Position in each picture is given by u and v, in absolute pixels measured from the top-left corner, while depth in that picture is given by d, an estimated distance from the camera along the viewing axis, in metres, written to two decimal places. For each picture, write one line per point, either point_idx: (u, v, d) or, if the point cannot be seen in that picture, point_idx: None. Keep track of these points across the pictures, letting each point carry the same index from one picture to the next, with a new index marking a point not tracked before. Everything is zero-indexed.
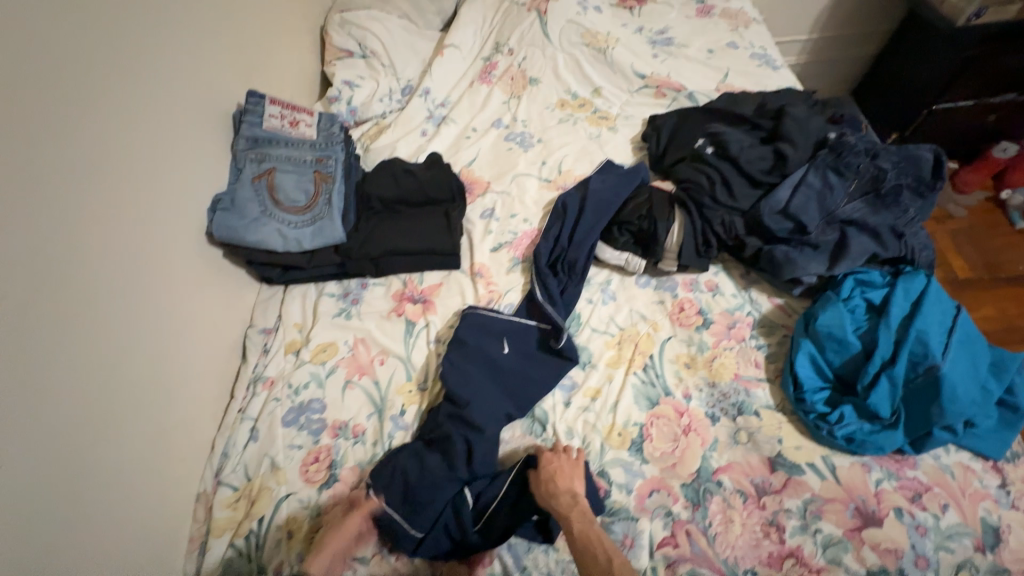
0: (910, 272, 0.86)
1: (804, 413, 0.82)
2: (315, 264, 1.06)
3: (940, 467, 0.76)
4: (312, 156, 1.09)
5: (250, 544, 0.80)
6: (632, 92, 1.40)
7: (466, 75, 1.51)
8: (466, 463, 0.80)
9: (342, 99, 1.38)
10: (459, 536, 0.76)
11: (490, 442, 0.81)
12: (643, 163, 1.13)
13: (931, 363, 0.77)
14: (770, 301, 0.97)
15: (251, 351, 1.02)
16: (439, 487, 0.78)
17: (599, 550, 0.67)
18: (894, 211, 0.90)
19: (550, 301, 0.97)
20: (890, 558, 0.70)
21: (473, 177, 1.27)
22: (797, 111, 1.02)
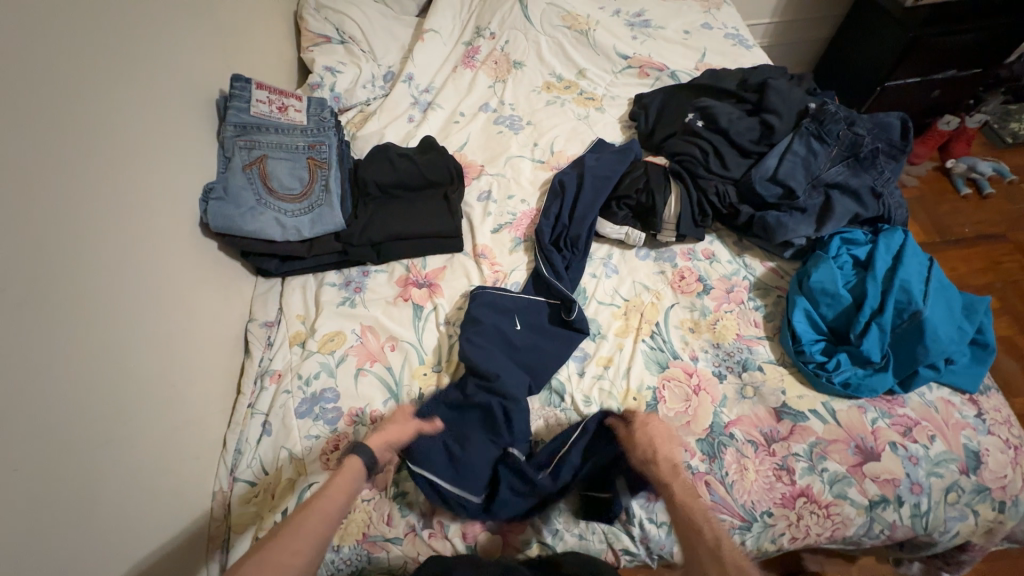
0: (888, 229, 0.94)
1: (804, 363, 0.88)
2: (315, 253, 1.03)
3: (926, 403, 0.83)
4: (304, 142, 1.06)
5: None
6: (616, 73, 1.43)
7: (448, 60, 1.50)
8: (507, 429, 0.82)
9: (325, 86, 1.34)
10: (527, 490, 0.78)
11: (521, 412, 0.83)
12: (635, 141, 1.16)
13: (915, 309, 0.84)
14: (763, 265, 1.02)
15: (255, 345, 0.99)
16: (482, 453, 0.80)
17: (704, 528, 0.69)
18: (871, 173, 0.97)
19: (556, 277, 1.00)
20: (889, 488, 0.77)
21: (466, 161, 1.26)
22: (779, 83, 1.09)
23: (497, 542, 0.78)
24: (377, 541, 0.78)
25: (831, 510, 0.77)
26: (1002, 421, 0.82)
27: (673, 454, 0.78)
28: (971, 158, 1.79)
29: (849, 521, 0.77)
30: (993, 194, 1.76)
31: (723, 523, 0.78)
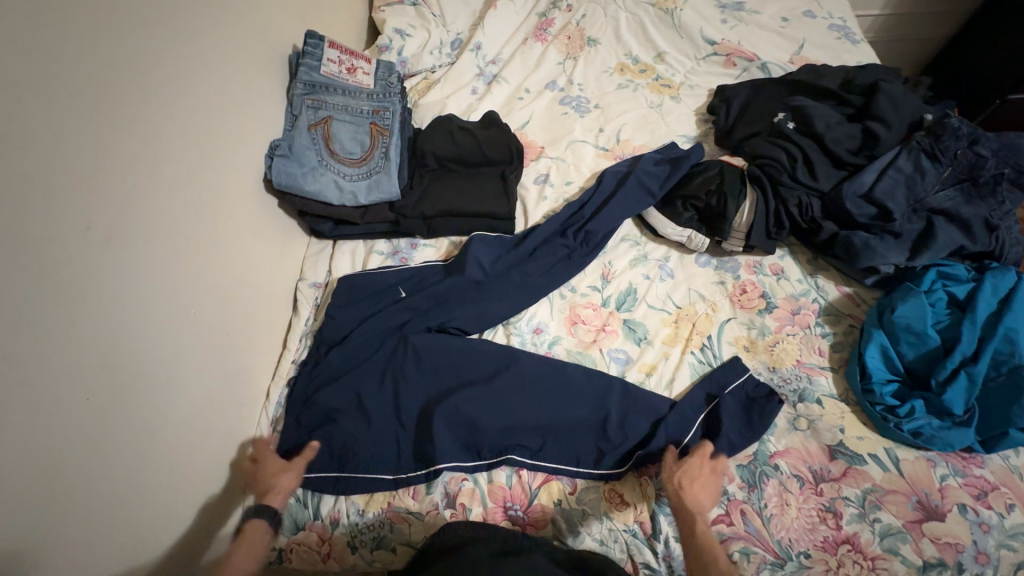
0: (998, 268, 0.83)
1: (870, 404, 0.80)
2: (368, 220, 1.04)
3: (1009, 468, 0.75)
4: (368, 106, 1.05)
5: (307, 492, 0.83)
6: (699, 59, 1.31)
7: (519, 30, 1.43)
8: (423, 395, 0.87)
9: (393, 49, 1.31)
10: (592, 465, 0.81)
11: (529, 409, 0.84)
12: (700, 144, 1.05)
13: (1016, 364, 0.75)
14: (838, 289, 0.93)
15: (303, 305, 1.01)
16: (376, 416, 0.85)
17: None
18: (989, 202, 0.85)
19: (517, 241, 1.03)
20: (949, 552, 0.69)
21: (526, 140, 1.22)
22: (892, 86, 0.96)
23: (515, 533, 0.78)
24: (400, 511, 0.80)
25: (876, 564, 0.70)
26: None
27: (699, 501, 0.71)
28: None
29: None
30: None
31: (753, 555, 0.73)
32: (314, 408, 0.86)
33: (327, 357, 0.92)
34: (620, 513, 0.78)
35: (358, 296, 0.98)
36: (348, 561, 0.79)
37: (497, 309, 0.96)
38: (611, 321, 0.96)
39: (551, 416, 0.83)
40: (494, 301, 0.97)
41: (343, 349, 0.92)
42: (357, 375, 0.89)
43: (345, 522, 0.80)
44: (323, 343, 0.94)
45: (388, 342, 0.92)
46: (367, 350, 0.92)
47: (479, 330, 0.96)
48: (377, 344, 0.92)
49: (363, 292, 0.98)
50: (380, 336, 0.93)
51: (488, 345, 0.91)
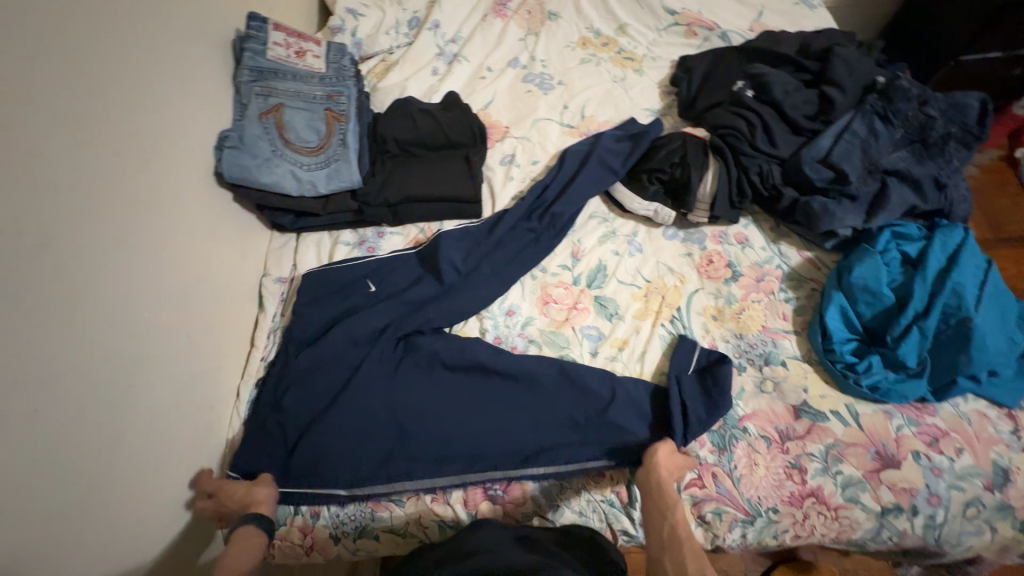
0: (947, 225, 0.85)
1: (831, 363, 0.83)
2: (331, 211, 1.01)
3: (959, 414, 0.79)
4: (322, 91, 1.00)
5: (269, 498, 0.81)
6: (660, 30, 1.30)
7: (478, 6, 1.39)
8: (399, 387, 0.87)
9: (347, 30, 1.26)
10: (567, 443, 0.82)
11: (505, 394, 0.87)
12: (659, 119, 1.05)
13: (964, 316, 0.77)
14: (800, 255, 0.95)
15: (269, 301, 0.98)
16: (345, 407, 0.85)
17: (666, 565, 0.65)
18: (938, 161, 0.87)
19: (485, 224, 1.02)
20: (905, 497, 0.75)
21: (490, 121, 1.20)
22: (847, 50, 0.97)
23: (497, 511, 0.81)
24: (381, 500, 0.81)
25: (839, 513, 0.75)
26: None
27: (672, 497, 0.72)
28: None
29: (856, 525, 0.75)
30: None
31: (725, 514, 0.77)
32: (290, 405, 0.86)
33: (299, 353, 0.90)
34: (596, 483, 0.81)
35: (328, 289, 0.96)
36: (332, 552, 0.81)
37: (469, 295, 0.96)
38: (583, 298, 0.97)
39: (524, 397, 0.86)
40: (464, 288, 0.96)
41: (315, 344, 0.91)
42: (333, 369, 0.89)
43: (325, 515, 0.81)
44: (293, 338, 0.92)
45: (363, 333, 0.92)
46: (339, 342, 0.90)
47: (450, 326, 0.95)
48: (349, 337, 0.91)
49: (332, 285, 0.97)
50: (352, 330, 0.91)
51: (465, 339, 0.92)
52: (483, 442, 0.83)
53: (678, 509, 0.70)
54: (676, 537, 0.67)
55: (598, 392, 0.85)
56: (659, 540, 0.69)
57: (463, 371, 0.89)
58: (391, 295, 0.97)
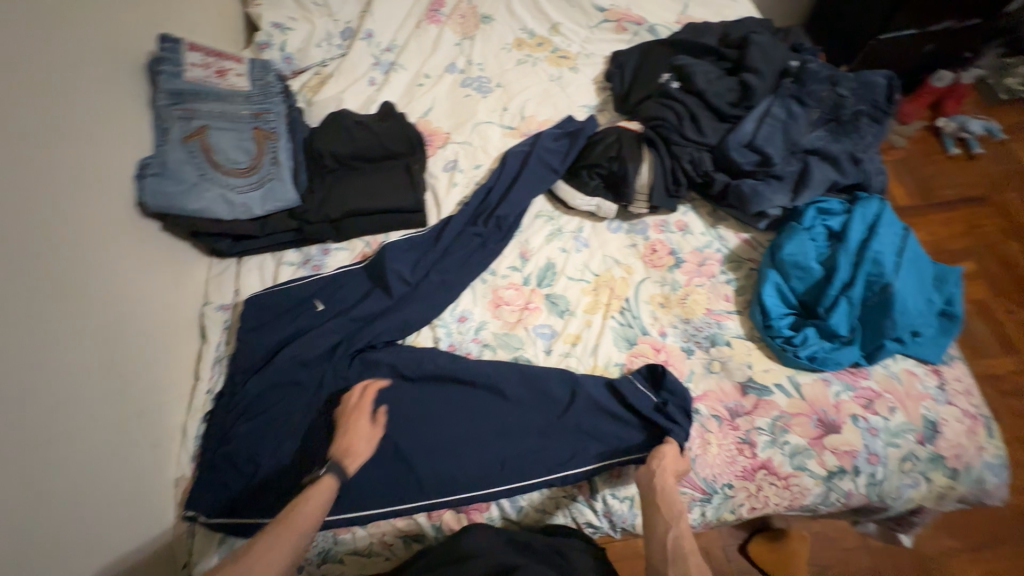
0: (866, 198, 0.90)
1: (771, 338, 0.87)
2: (270, 232, 0.97)
3: (890, 375, 0.83)
4: (248, 110, 0.96)
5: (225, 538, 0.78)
6: (592, 27, 1.32)
7: (412, 13, 1.38)
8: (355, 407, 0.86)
9: (275, 45, 1.23)
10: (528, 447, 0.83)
11: (462, 405, 0.87)
12: (593, 117, 1.07)
13: (885, 282, 0.82)
14: (737, 237, 0.99)
15: (211, 330, 0.93)
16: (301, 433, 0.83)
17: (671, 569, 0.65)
18: (852, 138, 0.92)
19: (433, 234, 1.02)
20: (847, 459, 0.78)
21: (430, 128, 1.19)
22: (762, 38, 1.01)
23: (461, 520, 0.81)
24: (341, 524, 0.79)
25: (790, 481, 0.79)
26: (961, 391, 0.83)
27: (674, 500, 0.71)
28: (962, 117, 1.78)
29: (806, 490, 0.79)
30: (981, 153, 1.77)
31: (684, 495, 0.79)
32: (241, 436, 0.82)
33: (247, 382, 0.87)
34: (560, 479, 0.81)
35: (273, 312, 0.93)
36: None
37: (421, 305, 0.95)
38: (534, 298, 0.97)
39: (482, 403, 0.87)
40: (414, 299, 0.96)
41: (264, 370, 0.88)
42: (285, 395, 0.86)
43: None
44: (239, 367, 0.89)
45: (314, 354, 0.89)
46: (289, 366, 0.88)
47: (403, 337, 0.95)
48: (299, 360, 0.89)
49: (277, 307, 0.94)
50: (301, 353, 0.89)
51: (418, 351, 0.91)
52: (443, 452, 0.83)
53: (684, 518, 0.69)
54: (682, 549, 0.66)
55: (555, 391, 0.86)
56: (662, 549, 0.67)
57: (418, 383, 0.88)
58: (340, 312, 0.95)
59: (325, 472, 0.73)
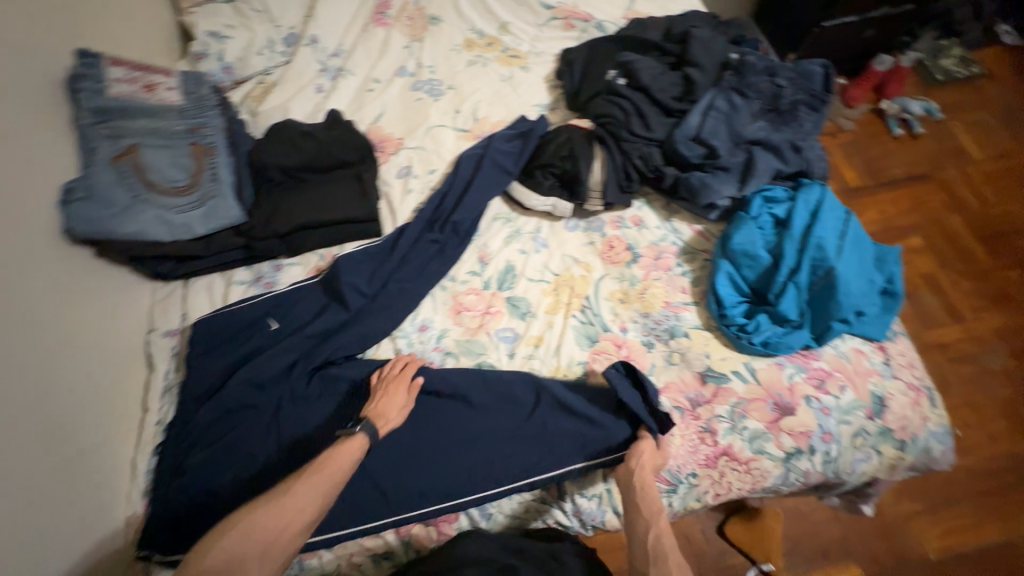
0: (808, 184, 0.93)
1: (727, 326, 0.88)
2: (216, 251, 0.93)
3: (839, 355, 0.86)
4: (182, 125, 0.92)
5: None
6: (540, 26, 1.32)
7: (358, 17, 1.35)
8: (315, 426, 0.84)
9: (212, 54, 1.19)
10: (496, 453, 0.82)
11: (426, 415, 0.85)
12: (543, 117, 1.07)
13: (828, 266, 0.84)
14: (691, 229, 1.00)
15: (159, 358, 0.88)
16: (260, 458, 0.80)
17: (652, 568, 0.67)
18: (792, 127, 0.95)
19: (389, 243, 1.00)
20: (803, 439, 0.81)
21: (382, 134, 1.16)
22: (702, 32, 1.02)
23: (430, 533, 0.81)
24: (306, 550, 0.77)
25: (750, 466, 0.81)
26: (905, 365, 0.87)
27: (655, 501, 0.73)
28: (904, 98, 1.84)
29: (767, 473, 0.81)
30: (923, 133, 1.83)
31: None
32: (194, 468, 0.79)
33: (199, 411, 0.83)
34: (529, 483, 0.81)
35: (223, 334, 0.89)
36: None
37: (379, 316, 0.93)
38: (495, 301, 0.97)
39: (447, 412, 0.85)
40: (372, 311, 0.94)
41: (216, 395, 0.84)
42: (241, 420, 0.83)
43: None
44: (190, 395, 0.85)
45: (269, 375, 0.86)
46: (244, 390, 0.84)
47: (363, 351, 0.92)
48: (253, 382, 0.85)
49: (228, 329, 0.90)
50: (256, 375, 0.86)
51: (381, 364, 0.89)
52: (409, 465, 0.81)
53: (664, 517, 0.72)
54: (662, 549, 0.68)
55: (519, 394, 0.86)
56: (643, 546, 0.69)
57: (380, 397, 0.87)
58: (295, 330, 0.92)
59: (359, 430, 0.76)
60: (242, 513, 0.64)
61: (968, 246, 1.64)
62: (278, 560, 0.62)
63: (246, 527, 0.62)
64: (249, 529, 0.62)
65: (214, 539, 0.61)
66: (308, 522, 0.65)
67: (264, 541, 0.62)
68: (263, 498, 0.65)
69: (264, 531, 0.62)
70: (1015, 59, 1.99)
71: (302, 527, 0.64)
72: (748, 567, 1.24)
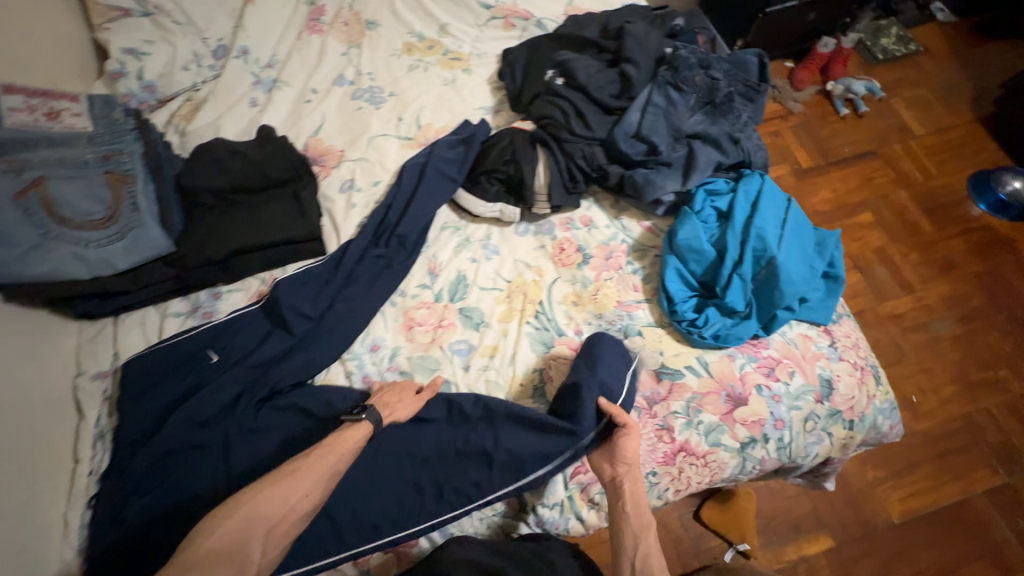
0: (748, 174, 0.94)
1: (677, 322, 0.89)
2: (145, 285, 0.88)
3: (788, 341, 0.88)
4: (94, 153, 0.86)
5: None
6: (480, 26, 1.29)
7: (291, 24, 1.29)
8: (264, 460, 0.80)
9: (130, 73, 1.11)
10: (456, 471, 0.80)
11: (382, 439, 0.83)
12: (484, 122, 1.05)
13: (770, 256, 0.86)
14: (640, 225, 1.00)
15: (90, 403, 0.83)
16: (205, 500, 0.76)
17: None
18: (729, 118, 0.96)
19: (333, 261, 0.96)
20: (756, 428, 0.82)
21: (322, 147, 1.12)
22: (636, 27, 1.02)
23: (391, 560, 0.80)
24: None
25: (708, 459, 0.82)
26: (850, 346, 0.89)
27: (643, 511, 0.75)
28: (847, 78, 1.86)
29: (724, 464, 0.82)
30: (867, 112, 1.85)
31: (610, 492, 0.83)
32: (133, 518, 0.74)
33: (135, 457, 0.79)
34: (483, 496, 0.79)
35: (158, 372, 0.85)
36: None
37: (327, 340, 0.90)
38: (447, 314, 0.94)
39: (400, 434, 0.83)
40: (319, 335, 0.90)
41: (154, 438, 0.80)
42: (182, 462, 0.79)
43: None
44: (124, 441, 0.80)
45: (212, 411, 0.82)
46: (184, 430, 0.80)
47: (313, 376, 0.89)
48: (194, 420, 0.81)
49: (163, 366, 0.85)
50: (197, 412, 0.82)
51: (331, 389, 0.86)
52: (366, 491, 0.79)
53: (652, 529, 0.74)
54: (649, 561, 0.70)
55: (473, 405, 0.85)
56: (631, 557, 0.71)
57: (329, 425, 0.83)
58: (236, 361, 0.87)
59: (365, 415, 0.77)
60: (249, 493, 0.66)
61: (916, 219, 1.68)
62: (279, 541, 0.66)
63: (251, 509, 0.65)
64: (253, 512, 0.65)
65: (221, 517, 0.64)
66: (309, 510, 0.69)
67: (268, 523, 0.65)
68: (268, 479, 0.68)
69: (269, 511, 0.65)
70: (954, 33, 2.01)
71: (303, 513, 0.68)
72: (725, 548, 1.27)
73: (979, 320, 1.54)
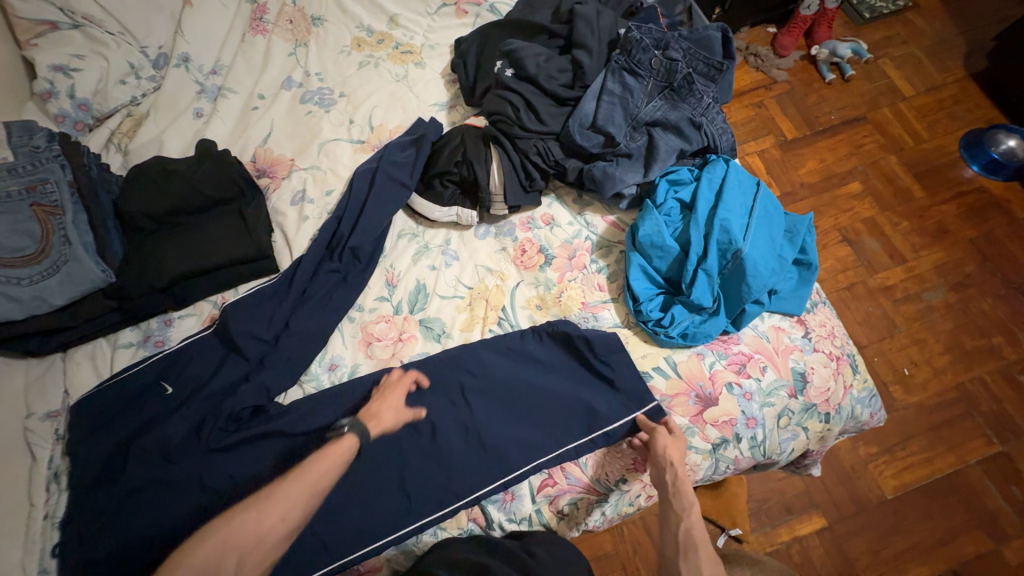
0: (713, 160, 0.90)
1: (644, 322, 0.85)
2: (87, 318, 0.86)
3: (759, 335, 0.84)
4: (18, 184, 0.82)
5: None
6: (432, 14, 1.22)
7: (234, 26, 1.22)
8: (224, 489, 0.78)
9: (59, 92, 1.04)
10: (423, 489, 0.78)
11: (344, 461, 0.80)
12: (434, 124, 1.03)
13: (735, 249, 0.82)
14: (604, 220, 0.96)
15: (41, 444, 0.81)
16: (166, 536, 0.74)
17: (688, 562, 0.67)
18: (690, 102, 0.91)
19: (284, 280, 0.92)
20: (728, 428, 0.79)
21: (271, 157, 1.06)
22: (587, 9, 0.97)
23: None
24: None
25: None
26: (825, 335, 0.85)
27: (687, 496, 0.71)
28: (833, 41, 1.75)
29: (697, 466, 0.80)
30: (855, 75, 1.76)
31: (580, 501, 0.81)
32: (92, 561, 0.72)
33: (91, 497, 0.77)
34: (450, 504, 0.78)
35: (112, 408, 0.82)
36: None
37: (284, 362, 0.87)
38: (408, 326, 0.91)
39: (368, 452, 0.80)
40: (275, 358, 0.87)
41: (110, 476, 0.78)
42: (139, 499, 0.76)
43: None
44: (79, 483, 0.78)
45: (172, 444, 0.80)
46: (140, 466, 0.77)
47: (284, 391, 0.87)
48: (150, 455, 0.79)
49: (114, 403, 0.83)
50: (151, 448, 0.79)
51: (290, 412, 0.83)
52: (326, 516, 0.77)
53: (695, 509, 0.71)
54: (692, 540, 0.68)
55: (456, 404, 0.83)
56: (675, 539, 0.69)
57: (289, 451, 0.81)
58: (193, 391, 0.84)
59: (349, 431, 0.72)
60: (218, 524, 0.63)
61: (907, 185, 1.61)
62: (259, 553, 0.61)
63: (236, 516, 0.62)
64: (227, 531, 0.61)
65: (200, 541, 0.61)
66: (295, 515, 0.64)
67: (244, 535, 0.61)
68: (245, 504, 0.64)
69: (243, 536, 0.61)
70: None
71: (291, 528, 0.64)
72: (718, 533, 1.25)
73: (972, 287, 1.49)
